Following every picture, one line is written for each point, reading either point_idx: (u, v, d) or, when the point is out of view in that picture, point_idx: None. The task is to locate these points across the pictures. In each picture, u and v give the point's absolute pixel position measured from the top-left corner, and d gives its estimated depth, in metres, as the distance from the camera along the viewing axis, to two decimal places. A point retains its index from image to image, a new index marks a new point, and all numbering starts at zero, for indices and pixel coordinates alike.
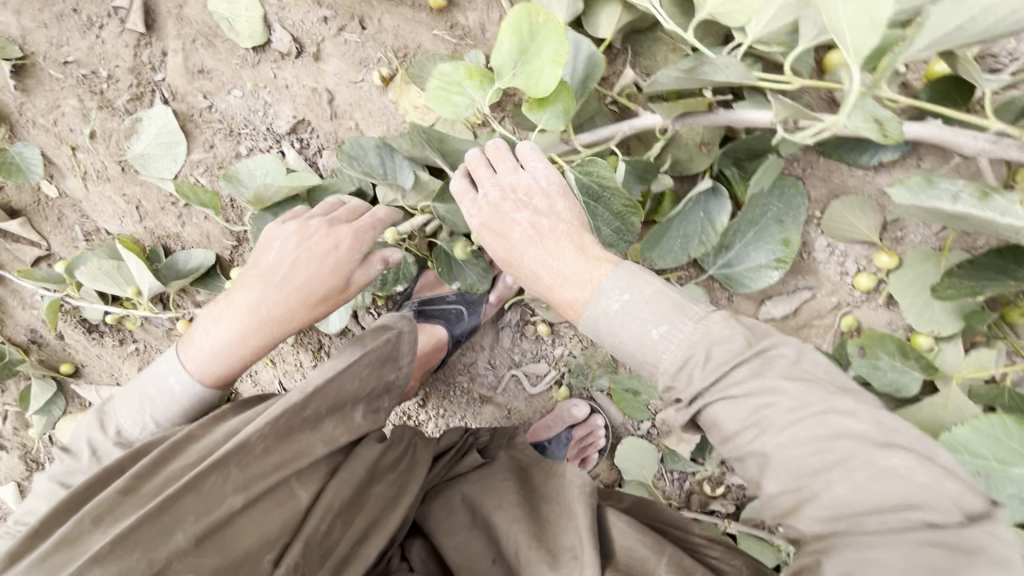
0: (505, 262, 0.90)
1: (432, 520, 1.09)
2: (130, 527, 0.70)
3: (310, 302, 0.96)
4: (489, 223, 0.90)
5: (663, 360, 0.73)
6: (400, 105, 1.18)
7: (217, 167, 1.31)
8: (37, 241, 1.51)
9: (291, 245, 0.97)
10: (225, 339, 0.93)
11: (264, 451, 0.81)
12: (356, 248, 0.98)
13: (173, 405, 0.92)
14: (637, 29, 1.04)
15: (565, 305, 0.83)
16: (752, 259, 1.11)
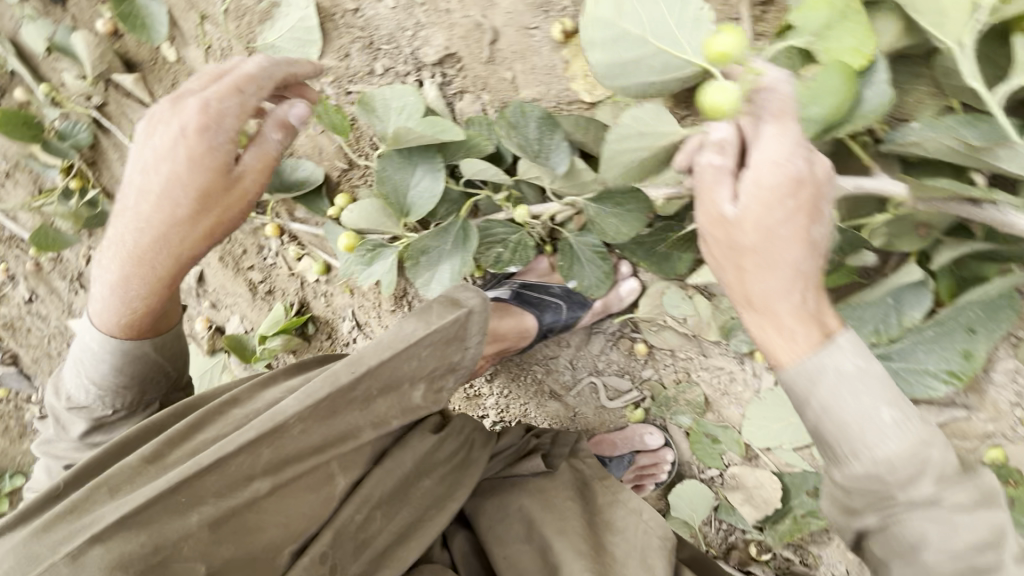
0: (749, 243, 0.64)
1: (484, 517, 0.97)
2: (145, 501, 0.61)
3: (186, 217, 0.76)
4: (792, 186, 0.61)
5: (887, 448, 0.57)
6: (570, 69, 1.01)
7: (347, 80, 1.18)
8: (146, 102, 1.45)
9: (140, 145, 0.76)
10: (115, 276, 0.79)
11: (302, 432, 0.70)
12: (223, 130, 0.74)
13: (99, 361, 0.84)
14: (901, 54, 0.81)
15: (774, 333, 0.65)
16: (917, 360, 0.94)
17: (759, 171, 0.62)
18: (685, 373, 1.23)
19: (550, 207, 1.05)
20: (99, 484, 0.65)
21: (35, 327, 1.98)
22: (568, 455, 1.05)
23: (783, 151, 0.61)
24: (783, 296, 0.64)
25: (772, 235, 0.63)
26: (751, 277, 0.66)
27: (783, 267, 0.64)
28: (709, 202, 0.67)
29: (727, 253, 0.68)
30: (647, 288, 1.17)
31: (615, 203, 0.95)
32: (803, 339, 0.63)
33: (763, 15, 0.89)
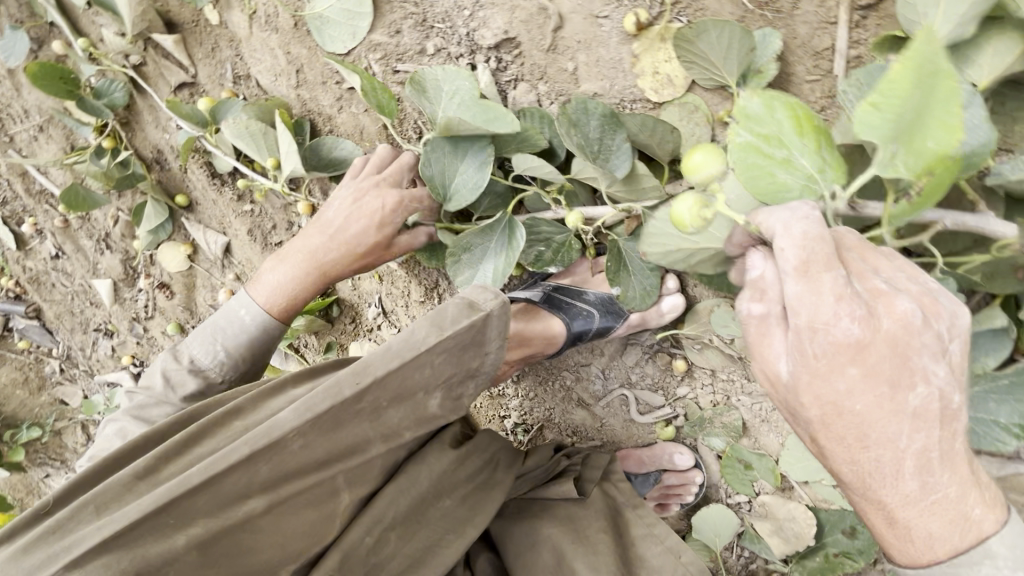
0: (816, 419, 0.57)
1: (510, 542, 0.97)
2: (128, 523, 0.58)
3: (354, 261, 1.06)
4: (848, 353, 0.53)
5: None
6: (639, 64, 0.94)
7: (396, 58, 1.12)
8: (185, 65, 1.40)
9: (346, 202, 1.03)
10: (287, 278, 1.06)
11: (303, 447, 0.64)
12: (398, 217, 1.02)
13: (242, 333, 1.03)
14: (1015, 80, 0.74)
15: (892, 526, 0.58)
16: (987, 411, 0.87)
17: (800, 336, 0.55)
18: (724, 396, 1.18)
19: (604, 211, 0.97)
20: (84, 502, 0.61)
21: (59, 283, 1.97)
22: (599, 480, 1.07)
23: (821, 313, 0.53)
24: (890, 484, 0.56)
25: (843, 411, 0.55)
26: (839, 458, 0.58)
27: (877, 448, 0.55)
28: (761, 361, 0.61)
29: (801, 421, 0.61)
30: (694, 305, 1.10)
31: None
32: (931, 542, 0.57)
33: (863, 20, 0.81)
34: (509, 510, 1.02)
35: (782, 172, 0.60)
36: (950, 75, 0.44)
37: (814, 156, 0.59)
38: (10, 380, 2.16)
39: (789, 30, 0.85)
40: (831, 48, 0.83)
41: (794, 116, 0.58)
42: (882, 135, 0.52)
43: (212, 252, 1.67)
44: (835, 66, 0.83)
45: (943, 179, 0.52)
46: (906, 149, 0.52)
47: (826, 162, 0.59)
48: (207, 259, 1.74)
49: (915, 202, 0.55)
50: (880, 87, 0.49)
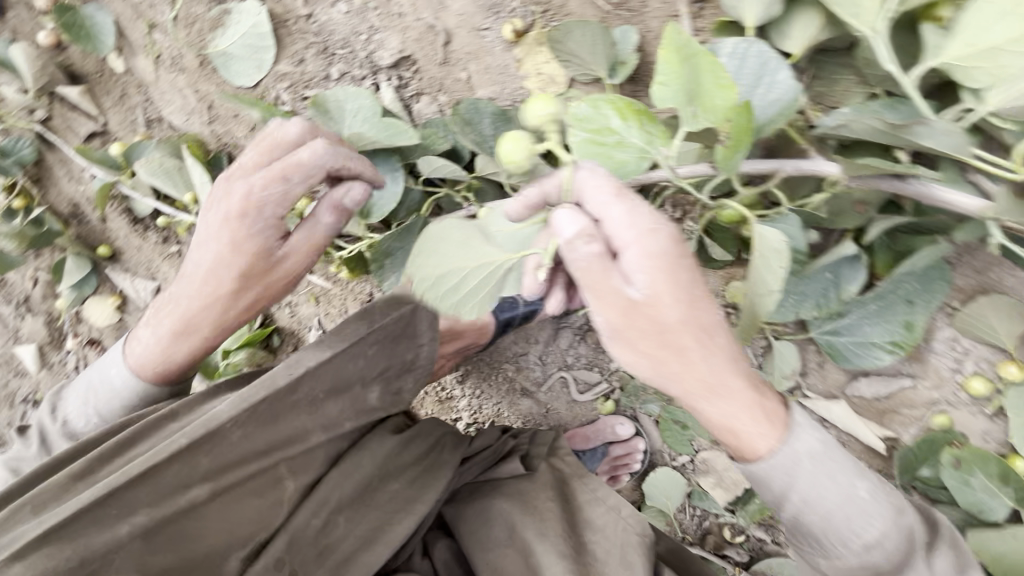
0: (678, 323, 0.60)
1: (463, 523, 0.96)
2: (66, 517, 0.60)
3: (239, 290, 0.89)
4: (679, 246, 0.60)
5: (872, 524, 0.66)
6: (523, 67, 1.04)
7: (304, 85, 1.18)
8: (94, 115, 1.41)
9: (214, 217, 0.86)
10: (179, 326, 0.90)
11: (243, 437, 0.70)
12: (269, 216, 0.86)
13: (113, 398, 0.94)
14: (825, 48, 0.88)
15: (748, 411, 0.67)
16: (863, 333, 1.00)
17: (645, 240, 0.58)
18: None
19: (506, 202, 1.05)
20: (22, 504, 0.64)
21: None
22: (547, 455, 1.06)
23: (652, 216, 0.60)
24: (729, 368, 0.65)
25: (692, 306, 0.61)
26: (699, 361, 0.63)
27: (718, 337, 0.64)
28: (611, 295, 0.59)
29: (658, 345, 0.61)
30: None
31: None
32: (768, 415, 0.68)
33: (701, 11, 0.93)
34: (462, 495, 1.02)
35: (619, 152, 0.71)
36: (704, 50, 0.61)
37: (641, 130, 0.68)
38: None
39: (643, 25, 0.97)
40: None
41: (617, 108, 0.68)
42: (681, 102, 0.68)
43: (142, 300, 1.63)
44: None
45: (741, 122, 0.66)
46: (700, 108, 0.68)
47: (652, 136, 0.69)
48: (137, 309, 1.69)
49: (730, 145, 0.69)
50: (661, 68, 0.66)
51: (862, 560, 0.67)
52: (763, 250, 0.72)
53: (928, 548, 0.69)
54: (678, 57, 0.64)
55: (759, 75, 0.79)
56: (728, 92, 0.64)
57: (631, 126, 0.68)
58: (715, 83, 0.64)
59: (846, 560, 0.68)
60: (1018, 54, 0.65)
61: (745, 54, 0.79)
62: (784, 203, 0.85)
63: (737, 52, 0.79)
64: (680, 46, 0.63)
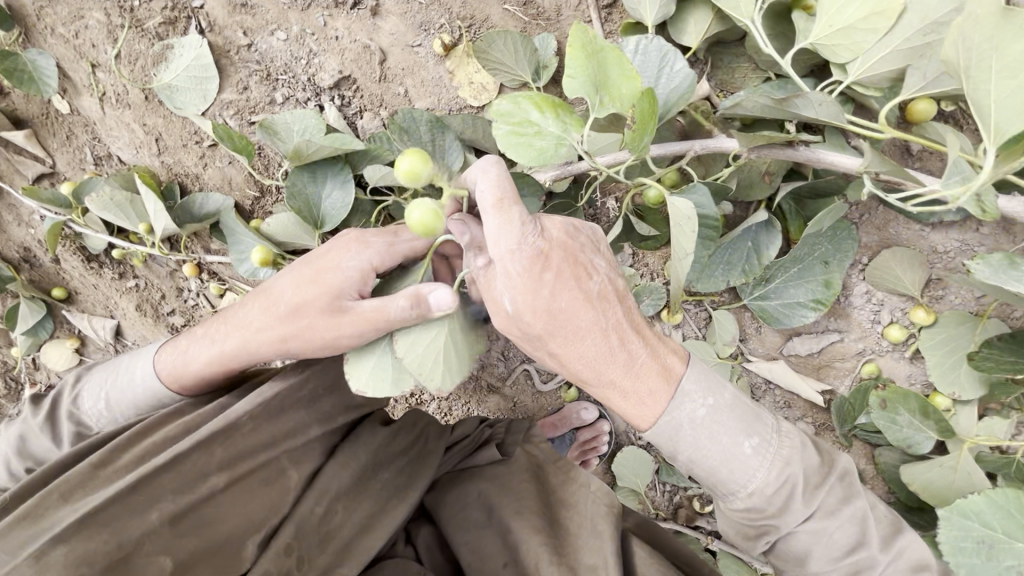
0: (542, 329, 0.69)
1: (444, 507, 0.98)
2: (103, 501, 0.65)
3: (282, 323, 0.81)
4: (538, 262, 0.67)
5: (753, 475, 0.72)
6: (456, 78, 1.12)
7: (249, 111, 1.23)
8: (41, 157, 1.42)
9: (308, 274, 0.80)
10: (218, 352, 0.85)
11: (253, 430, 0.78)
12: (366, 259, 0.80)
13: (128, 390, 0.90)
14: (721, 40, 0.98)
15: (626, 398, 0.74)
16: (790, 295, 1.10)
17: (502, 260, 0.66)
18: None
19: None
20: (49, 491, 0.68)
21: None
22: (522, 440, 1.03)
23: (512, 237, 0.66)
24: (608, 361, 0.72)
25: (554, 314, 0.68)
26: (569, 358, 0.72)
27: (589, 335, 0.70)
28: (491, 303, 0.71)
29: (535, 344, 0.72)
30: None
31: (529, 184, 1.00)
32: (652, 400, 0.73)
33: (609, 16, 1.04)
34: (443, 483, 1.03)
35: (539, 141, 0.77)
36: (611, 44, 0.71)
37: (557, 120, 0.76)
38: None
39: (561, 32, 1.07)
40: None
41: (534, 102, 0.76)
42: (590, 93, 0.74)
43: (102, 338, 1.62)
44: None
45: (644, 106, 0.73)
46: (607, 97, 0.75)
47: (568, 125, 0.77)
48: (97, 349, 1.68)
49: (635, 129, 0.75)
50: (567, 63, 0.72)
51: (747, 506, 0.73)
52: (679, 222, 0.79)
53: (816, 488, 0.73)
54: (584, 51, 0.71)
55: (662, 63, 0.88)
56: (635, 83, 0.75)
57: (549, 115, 0.76)
58: (622, 75, 0.74)
59: (735, 506, 0.75)
60: (869, 30, 0.76)
61: (646, 51, 0.88)
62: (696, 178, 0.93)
63: (639, 49, 0.88)
64: (583, 43, 0.71)
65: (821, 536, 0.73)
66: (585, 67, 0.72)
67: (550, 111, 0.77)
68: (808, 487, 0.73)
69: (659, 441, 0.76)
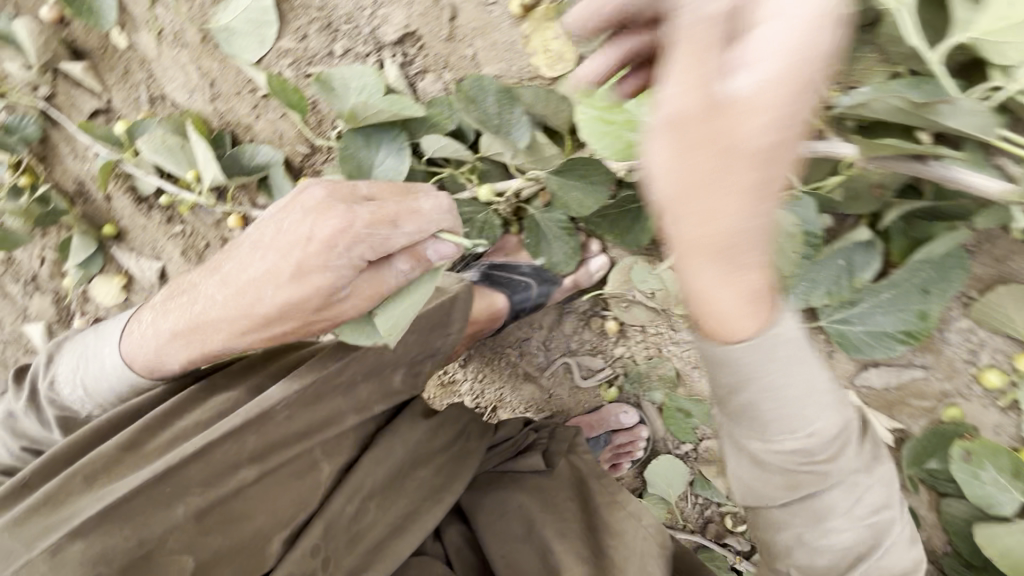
0: (762, 140, 0.48)
1: (481, 515, 0.98)
2: (127, 493, 0.65)
3: (265, 319, 0.75)
4: (802, 91, 0.48)
5: (826, 410, 0.63)
6: (531, 43, 1.01)
7: (307, 62, 1.16)
8: (98, 92, 1.40)
9: (283, 274, 0.71)
10: (194, 352, 0.80)
11: (287, 419, 0.76)
12: (357, 257, 0.69)
13: (102, 378, 0.85)
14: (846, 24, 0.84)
15: (742, 305, 0.56)
16: (876, 323, 0.98)
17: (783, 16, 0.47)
18: (656, 348, 1.22)
19: (515, 182, 1.04)
20: (74, 474, 0.69)
21: None
22: (567, 451, 1.04)
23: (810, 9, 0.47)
24: (754, 255, 0.54)
25: (765, 161, 0.49)
26: (739, 176, 0.49)
27: (766, 207, 0.52)
28: (705, 65, 0.48)
29: (716, 157, 0.49)
30: (615, 263, 1.17)
31: (575, 173, 0.95)
32: (757, 315, 0.58)
33: None
34: (482, 483, 1.04)
35: None
36: None
37: None
38: None
39: None
40: None
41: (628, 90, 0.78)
42: None
43: (147, 279, 1.63)
44: None
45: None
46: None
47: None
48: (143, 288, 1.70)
49: None
50: None
51: (801, 444, 0.62)
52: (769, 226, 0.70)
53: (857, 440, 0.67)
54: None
55: None
56: None
57: None
58: None
59: (786, 447, 0.63)
60: None
61: None
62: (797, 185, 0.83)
63: None
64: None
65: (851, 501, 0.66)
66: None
67: None
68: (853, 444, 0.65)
69: (749, 362, 0.60)
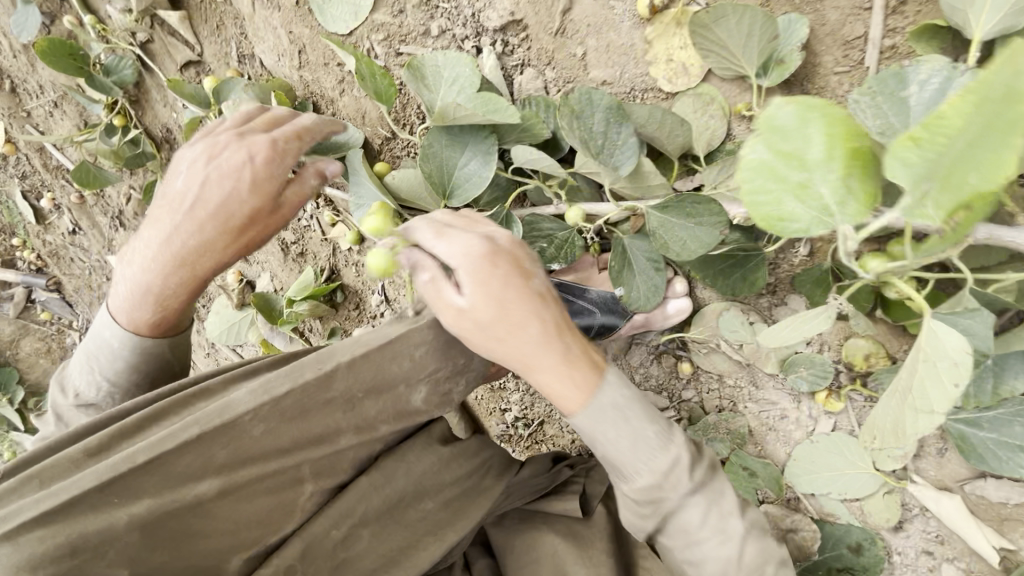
0: (491, 316, 0.63)
1: (512, 553, 0.93)
2: (68, 499, 0.55)
3: (219, 229, 0.76)
4: (485, 259, 0.65)
5: (657, 454, 0.67)
6: (652, 51, 0.89)
7: (400, 39, 1.07)
8: (191, 43, 1.38)
9: (199, 165, 0.77)
10: (139, 282, 0.79)
11: (265, 433, 0.64)
12: (220, 163, 0.76)
13: (116, 359, 0.81)
14: None
15: (562, 386, 0.67)
16: (1012, 435, 0.82)
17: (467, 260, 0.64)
18: (730, 401, 1.11)
19: (606, 209, 0.91)
20: (31, 475, 0.60)
21: (77, 258, 2.02)
22: (603, 497, 0.99)
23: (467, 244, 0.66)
24: (543, 359, 0.66)
25: (502, 310, 0.64)
26: (496, 334, 0.65)
27: (530, 329, 0.65)
28: (444, 306, 0.66)
29: (488, 337, 0.65)
30: (700, 306, 1.06)
31: (682, 211, 0.83)
32: (584, 384, 0.67)
33: (901, 5, 0.74)
34: (512, 520, 0.97)
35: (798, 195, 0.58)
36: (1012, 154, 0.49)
37: (838, 185, 0.57)
38: (33, 349, 2.23)
39: (817, 15, 0.79)
40: (864, 37, 0.77)
41: (826, 133, 0.55)
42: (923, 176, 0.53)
43: None
44: (867, 55, 0.77)
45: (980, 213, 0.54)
46: (942, 188, 0.53)
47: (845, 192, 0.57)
48: None
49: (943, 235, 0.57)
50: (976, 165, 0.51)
51: (651, 482, 0.67)
52: (925, 370, 0.58)
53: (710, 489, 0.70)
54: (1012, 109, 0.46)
55: None
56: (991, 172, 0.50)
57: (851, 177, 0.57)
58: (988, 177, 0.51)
59: (634, 485, 0.68)
60: None
61: None
62: (969, 277, 0.67)
63: None
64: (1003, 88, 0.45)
65: (712, 542, 0.69)
66: (964, 124, 0.48)
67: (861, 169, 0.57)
68: (701, 480, 0.69)
69: (587, 435, 0.68)
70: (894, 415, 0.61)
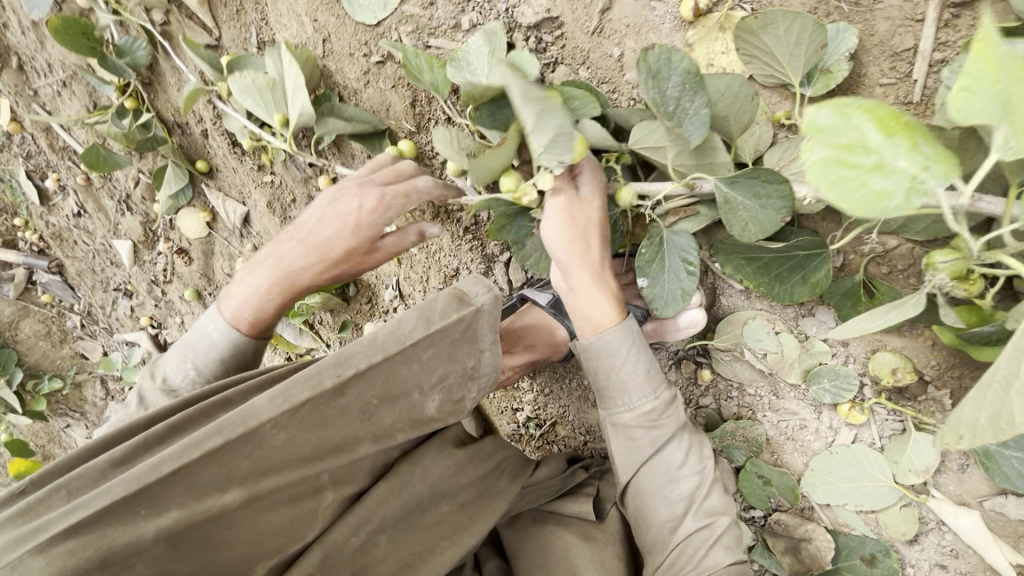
0: (591, 223, 0.84)
1: (523, 553, 0.91)
2: (99, 509, 0.52)
3: (322, 257, 0.86)
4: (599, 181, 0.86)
5: (658, 386, 0.82)
6: (692, 55, 0.88)
7: (429, 31, 1.05)
8: (208, 27, 1.35)
9: (325, 199, 0.88)
10: (250, 286, 0.86)
11: (287, 442, 0.59)
12: (343, 201, 0.86)
13: (211, 348, 0.85)
14: None
15: (608, 295, 0.85)
16: None
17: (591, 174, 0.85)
18: (750, 409, 1.10)
19: (664, 186, 0.87)
20: (60, 484, 0.57)
21: (80, 241, 1.98)
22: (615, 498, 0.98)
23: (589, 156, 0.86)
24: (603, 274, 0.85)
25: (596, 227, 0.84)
26: (589, 238, 0.84)
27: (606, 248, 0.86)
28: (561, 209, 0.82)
29: (578, 235, 0.83)
30: (725, 314, 1.05)
31: (749, 190, 0.79)
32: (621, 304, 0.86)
33: (954, 19, 0.75)
34: (526, 521, 0.96)
35: (878, 179, 0.51)
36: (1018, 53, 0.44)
37: (909, 157, 0.51)
38: (33, 331, 2.19)
39: (866, 25, 0.79)
40: (913, 49, 0.77)
41: (874, 119, 0.50)
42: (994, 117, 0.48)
43: (231, 222, 1.63)
44: (915, 68, 0.77)
45: None
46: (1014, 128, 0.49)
47: (924, 159, 0.51)
48: (226, 229, 1.69)
49: None
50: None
51: (654, 408, 0.81)
52: None
53: (700, 447, 0.83)
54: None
55: None
56: None
57: (905, 142, 0.51)
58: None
59: (637, 407, 0.81)
60: None
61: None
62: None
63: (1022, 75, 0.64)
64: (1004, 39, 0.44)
65: (690, 479, 0.81)
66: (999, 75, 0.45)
67: (905, 133, 0.51)
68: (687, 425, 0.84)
69: (613, 347, 0.82)
70: (994, 408, 0.54)
